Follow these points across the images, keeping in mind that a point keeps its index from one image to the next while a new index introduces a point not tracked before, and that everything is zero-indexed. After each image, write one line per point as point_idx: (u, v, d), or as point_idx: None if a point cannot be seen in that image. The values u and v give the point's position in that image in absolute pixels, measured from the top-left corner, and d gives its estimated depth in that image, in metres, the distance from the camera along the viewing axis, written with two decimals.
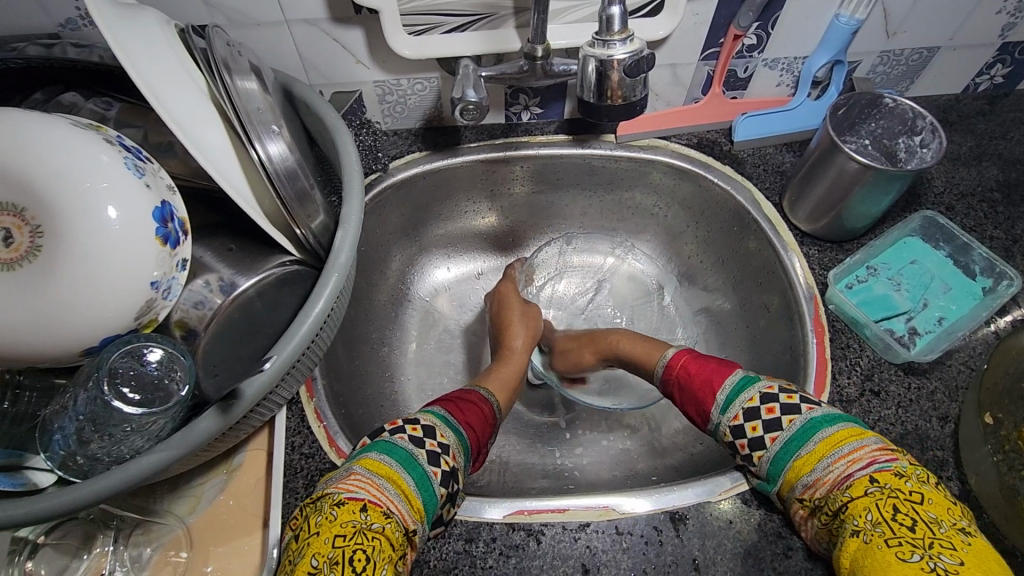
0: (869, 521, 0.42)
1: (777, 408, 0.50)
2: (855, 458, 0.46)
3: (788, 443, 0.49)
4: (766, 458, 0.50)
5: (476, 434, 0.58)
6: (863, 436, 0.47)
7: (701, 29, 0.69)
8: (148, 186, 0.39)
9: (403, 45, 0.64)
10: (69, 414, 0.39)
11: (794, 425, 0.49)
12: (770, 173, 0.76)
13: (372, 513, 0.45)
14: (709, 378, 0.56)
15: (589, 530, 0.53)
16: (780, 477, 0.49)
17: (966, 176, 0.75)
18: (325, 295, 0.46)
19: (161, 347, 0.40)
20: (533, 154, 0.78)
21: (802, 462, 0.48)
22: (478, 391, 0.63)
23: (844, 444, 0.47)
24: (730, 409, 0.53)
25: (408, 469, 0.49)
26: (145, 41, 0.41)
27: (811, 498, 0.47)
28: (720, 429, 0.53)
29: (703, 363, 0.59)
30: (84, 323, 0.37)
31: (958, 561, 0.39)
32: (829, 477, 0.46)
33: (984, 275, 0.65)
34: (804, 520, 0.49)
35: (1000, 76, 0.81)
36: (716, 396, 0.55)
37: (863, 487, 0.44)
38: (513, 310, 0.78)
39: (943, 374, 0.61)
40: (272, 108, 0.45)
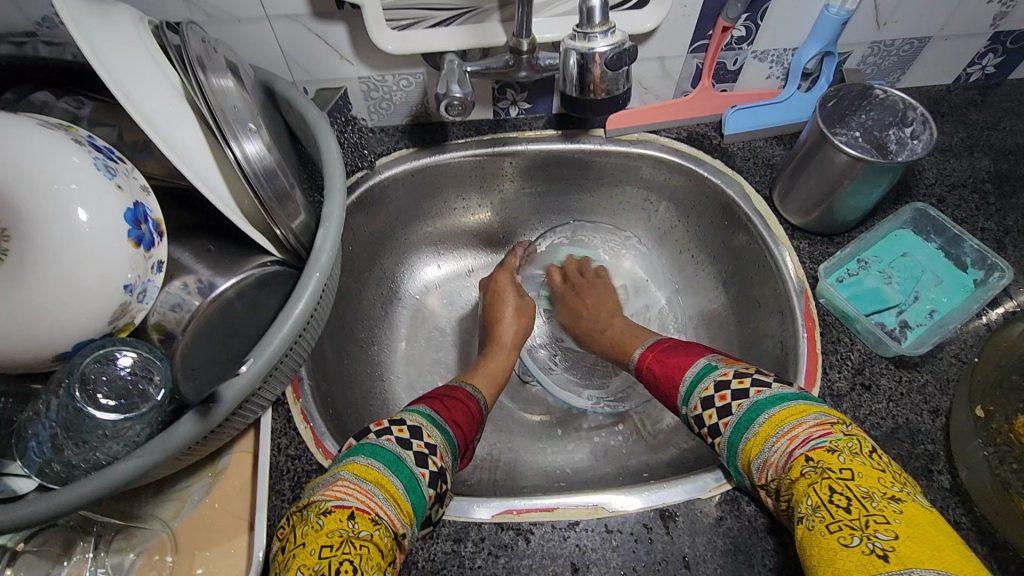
0: (810, 506, 0.42)
1: (729, 394, 0.51)
2: (793, 437, 0.46)
3: (737, 426, 0.50)
4: (724, 442, 0.51)
5: (462, 433, 0.57)
6: (801, 412, 0.47)
7: (688, 21, 0.68)
8: (120, 187, 0.38)
9: (388, 40, 0.62)
10: (44, 421, 0.38)
11: (743, 408, 0.50)
12: (760, 166, 0.76)
13: (360, 520, 0.44)
14: (675, 371, 0.59)
15: (578, 529, 0.53)
16: (738, 462, 0.50)
17: (958, 167, 0.74)
18: (306, 295, 0.45)
19: (135, 351, 0.39)
20: (521, 149, 0.77)
21: (750, 445, 0.48)
22: (464, 388, 0.63)
23: (783, 424, 0.47)
24: (691, 397, 0.55)
25: (396, 471, 0.49)
26: (116, 38, 0.40)
27: (767, 483, 0.47)
28: (687, 417, 0.55)
29: (664, 357, 0.61)
30: (56, 327, 0.37)
31: (893, 537, 0.38)
32: (774, 459, 0.46)
33: (975, 267, 0.65)
34: (766, 505, 0.48)
35: (992, 66, 0.80)
36: (681, 384, 0.57)
37: (800, 467, 0.44)
38: (505, 303, 0.77)
39: (934, 367, 0.60)
40: (248, 106, 0.44)
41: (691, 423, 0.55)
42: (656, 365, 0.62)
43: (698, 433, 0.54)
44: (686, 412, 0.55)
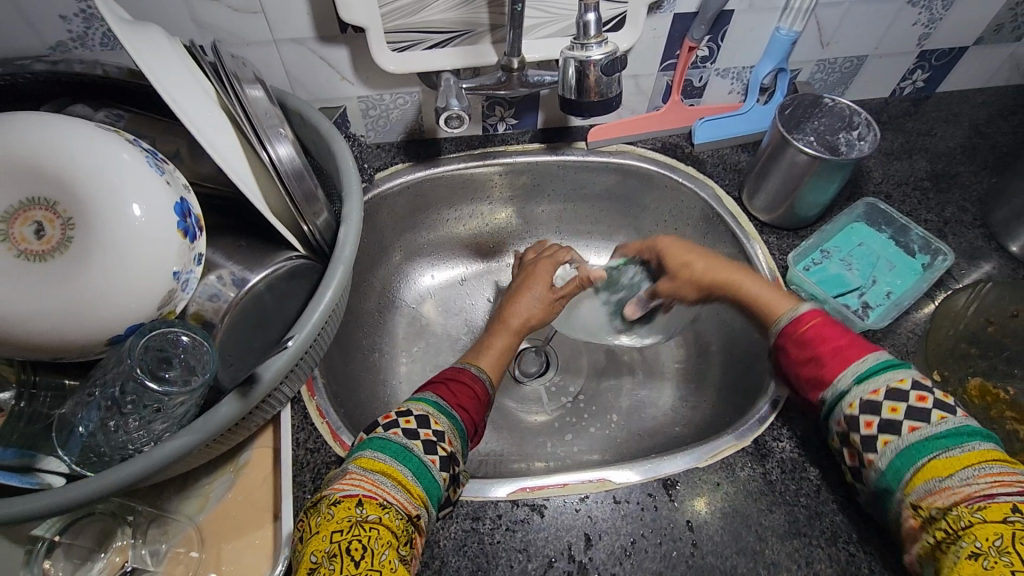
0: (996, 548, 0.40)
1: (901, 408, 0.48)
2: (999, 480, 0.42)
3: (915, 448, 0.46)
4: (892, 446, 0.47)
5: (470, 416, 0.60)
6: (1005, 459, 0.44)
7: (658, 42, 0.76)
8: (168, 182, 0.42)
9: (388, 61, 0.68)
10: (98, 399, 0.42)
11: (917, 433, 0.46)
12: (729, 171, 0.83)
13: (368, 507, 0.47)
14: (844, 346, 0.53)
15: (589, 501, 0.56)
16: (906, 474, 0.46)
17: (900, 168, 0.83)
18: (334, 284, 0.48)
19: (189, 334, 0.41)
20: (510, 161, 0.83)
21: (931, 469, 0.45)
22: (469, 369, 0.65)
23: (991, 462, 0.43)
24: (867, 384, 0.50)
25: (405, 461, 0.50)
26: (158, 54, 0.44)
27: (927, 507, 0.44)
28: (846, 398, 0.51)
29: (835, 330, 0.54)
30: (111, 314, 0.39)
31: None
32: (964, 490, 0.43)
33: (922, 253, 0.73)
34: (913, 532, 0.45)
35: (921, 81, 0.90)
36: (851, 366, 0.52)
37: (1004, 513, 0.41)
38: (533, 290, 0.75)
39: (895, 340, 0.67)
40: (277, 114, 0.49)
41: (852, 408, 0.50)
42: (815, 328, 0.55)
43: (857, 420, 0.49)
44: (846, 394, 0.51)
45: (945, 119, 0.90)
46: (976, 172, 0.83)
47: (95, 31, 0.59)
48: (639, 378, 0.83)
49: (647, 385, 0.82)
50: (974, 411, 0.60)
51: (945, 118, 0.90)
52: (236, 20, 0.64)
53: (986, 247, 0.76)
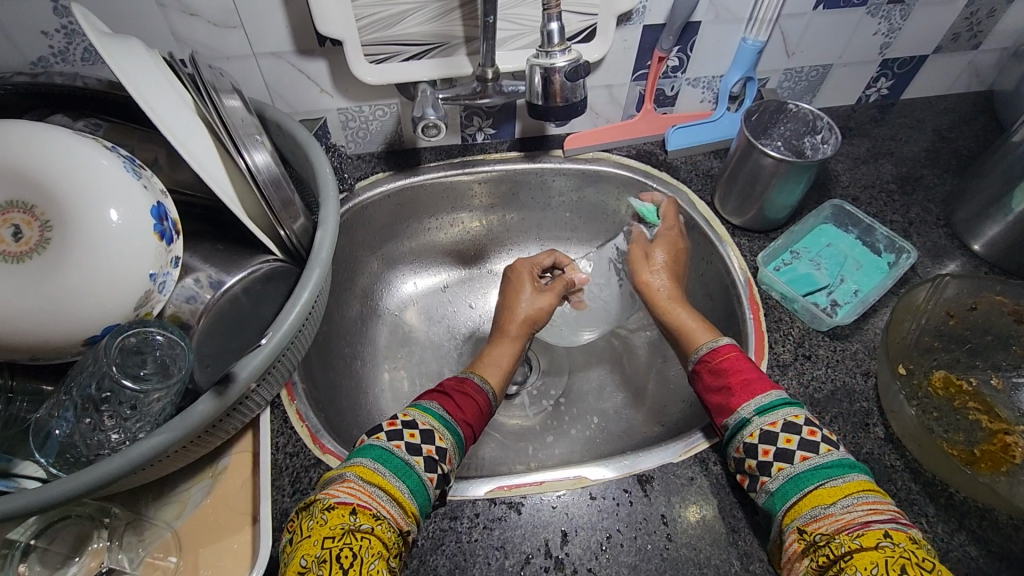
0: (873, 573, 0.42)
1: (772, 450, 0.52)
2: (876, 511, 0.46)
3: (790, 479, 0.50)
4: (786, 472, 0.51)
5: (471, 430, 0.60)
6: (880, 494, 0.48)
7: (629, 53, 0.78)
8: (145, 187, 0.43)
9: (366, 73, 0.71)
10: (78, 395, 0.43)
11: (783, 473, 0.51)
12: (701, 177, 0.86)
13: (361, 515, 0.47)
14: (750, 380, 0.57)
15: (565, 498, 0.57)
16: (794, 498, 0.49)
17: (866, 171, 0.86)
18: (310, 284, 0.50)
19: (165, 334, 0.42)
20: (489, 170, 0.85)
21: (815, 496, 0.48)
22: (471, 379, 0.64)
23: (869, 494, 0.47)
24: (766, 416, 0.54)
25: (403, 477, 0.51)
26: (134, 64, 0.46)
27: (813, 533, 0.47)
28: (747, 427, 0.54)
29: (746, 369, 0.58)
30: (87, 315, 0.40)
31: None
32: (846, 517, 0.46)
33: (887, 252, 0.75)
34: (797, 560, 0.47)
35: (886, 88, 0.94)
36: (754, 398, 0.55)
37: (875, 538, 0.44)
38: (522, 293, 0.76)
39: (862, 336, 0.69)
40: (254, 122, 0.50)
41: (751, 437, 0.53)
42: (729, 362, 0.59)
43: (755, 448, 0.53)
44: (748, 423, 0.54)
45: (909, 125, 0.93)
46: (939, 175, 0.86)
47: (77, 46, 0.61)
48: (619, 381, 0.85)
49: (626, 387, 0.84)
50: (944, 404, 0.63)
51: (909, 124, 0.93)
52: (215, 35, 0.65)
53: (950, 246, 0.78)
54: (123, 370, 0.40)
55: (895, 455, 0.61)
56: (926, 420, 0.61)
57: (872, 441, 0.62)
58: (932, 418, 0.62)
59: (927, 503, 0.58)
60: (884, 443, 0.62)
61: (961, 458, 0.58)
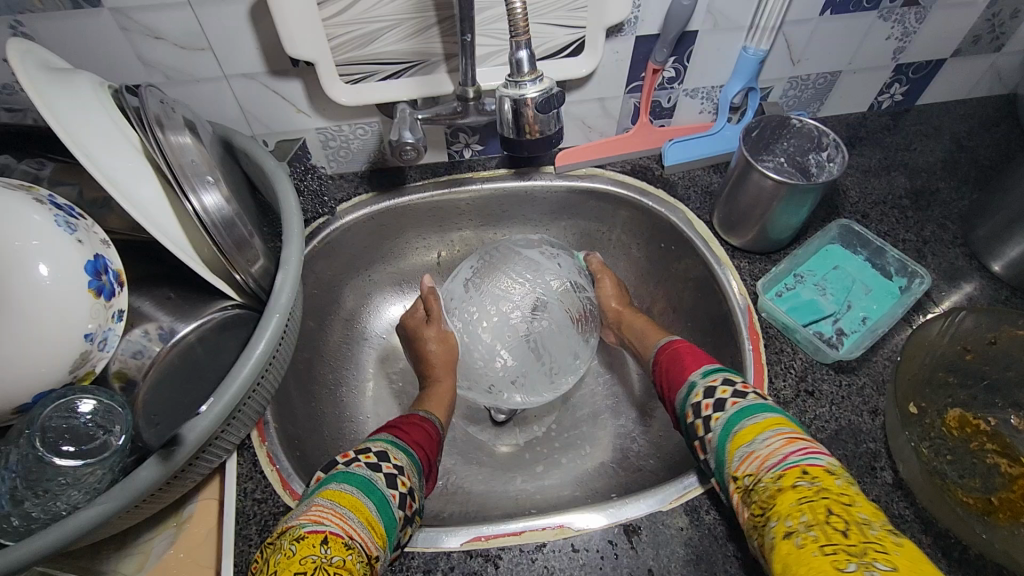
0: (803, 524, 0.40)
1: (712, 403, 0.53)
2: (789, 446, 0.45)
3: (727, 420, 0.50)
4: (721, 420, 0.51)
5: (424, 452, 0.58)
6: (798, 429, 0.48)
7: (622, 64, 0.74)
8: (80, 241, 0.45)
9: (341, 93, 0.67)
10: (3, 473, 0.41)
11: (720, 422, 0.51)
12: (700, 194, 0.81)
13: (333, 545, 0.42)
14: (700, 357, 0.60)
15: (546, 550, 0.54)
16: (727, 450, 0.49)
17: (877, 185, 0.81)
18: (267, 335, 0.48)
19: (95, 398, 0.44)
20: (475, 189, 0.81)
21: (745, 433, 0.49)
22: (417, 412, 0.64)
23: (782, 427, 0.48)
24: (708, 376, 0.56)
25: (369, 493, 0.48)
26: (76, 104, 0.44)
27: (744, 477, 0.46)
28: (694, 388, 0.55)
29: (697, 352, 0.62)
30: (23, 367, 0.42)
31: (892, 567, 0.36)
32: (763, 454, 0.46)
33: (898, 275, 0.70)
34: (738, 512, 0.47)
35: (900, 94, 0.88)
36: (699, 367, 0.58)
37: (794, 477, 0.43)
38: (425, 338, 0.76)
39: (870, 369, 0.65)
40: (206, 159, 0.48)
41: (697, 396, 0.55)
42: (684, 348, 0.63)
43: (699, 406, 0.54)
44: (694, 385, 0.56)
45: (925, 133, 0.87)
46: (957, 188, 0.80)
47: None
48: (613, 407, 0.81)
49: (621, 415, 0.80)
50: (959, 445, 0.58)
51: (925, 132, 0.87)
52: (182, 58, 0.62)
53: (967, 267, 0.73)
54: (50, 442, 0.42)
55: (904, 503, 0.57)
56: (937, 464, 0.57)
57: (878, 487, 0.57)
58: (946, 462, 0.57)
59: (939, 558, 0.53)
60: (892, 490, 0.57)
61: (977, 508, 0.54)
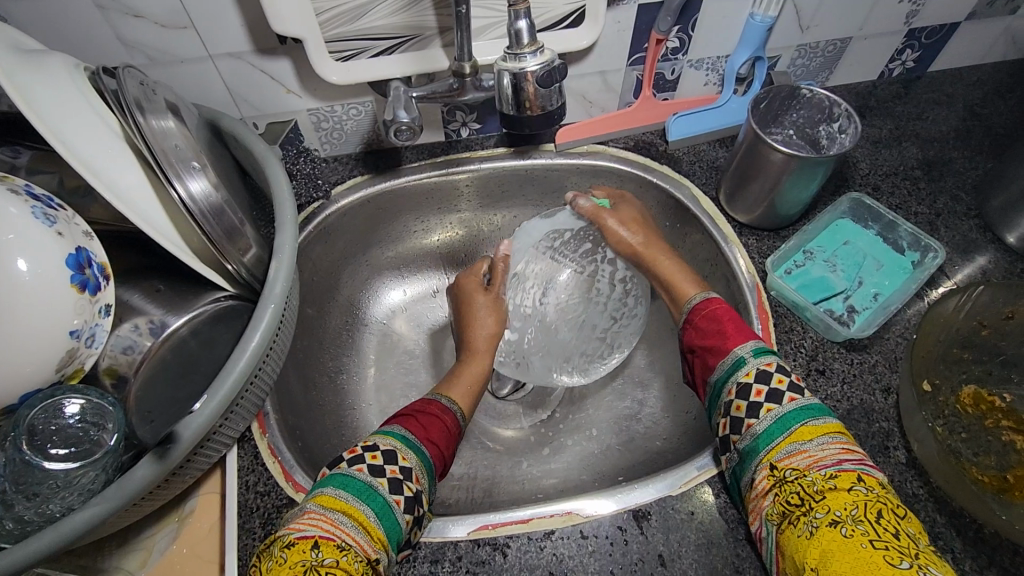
0: (852, 517, 0.40)
1: (765, 391, 0.49)
2: (848, 454, 0.44)
3: (785, 415, 0.47)
4: (777, 412, 0.48)
5: (438, 449, 0.56)
6: (854, 442, 0.47)
7: (624, 35, 0.71)
8: (60, 234, 0.43)
9: (332, 72, 0.64)
10: None
11: (774, 413, 0.48)
12: (705, 169, 0.79)
13: (324, 550, 0.42)
14: (737, 327, 0.55)
15: (554, 538, 0.53)
16: (777, 437, 0.47)
17: (888, 157, 0.78)
18: (261, 326, 0.47)
19: (83, 398, 0.43)
20: (475, 169, 0.79)
21: (803, 431, 0.46)
22: (438, 400, 0.60)
23: (841, 436, 0.46)
24: (761, 357, 0.51)
25: (368, 499, 0.47)
26: (49, 87, 0.42)
27: (785, 469, 0.45)
28: (744, 366, 0.51)
29: (737, 318, 0.56)
30: (6, 366, 0.40)
31: (944, 574, 0.37)
32: (819, 456, 0.45)
33: (911, 250, 0.68)
34: (763, 496, 0.46)
35: (911, 61, 0.85)
36: (745, 342, 0.53)
37: (851, 481, 0.42)
38: (478, 304, 0.70)
39: (883, 347, 0.63)
40: (191, 144, 0.46)
41: (748, 376, 0.50)
42: (724, 311, 0.56)
43: (748, 388, 0.50)
44: (745, 363, 0.51)
45: (936, 101, 0.84)
46: (970, 157, 0.78)
47: None
48: (619, 389, 0.80)
49: (626, 398, 0.79)
50: (974, 424, 0.57)
51: (937, 100, 0.84)
52: (164, 37, 0.59)
53: (981, 240, 0.71)
54: (37, 445, 0.41)
55: (918, 482, 0.56)
56: (951, 442, 0.56)
57: (891, 466, 0.56)
58: (960, 440, 0.57)
59: (953, 537, 0.53)
60: (906, 469, 0.56)
61: (991, 487, 0.53)
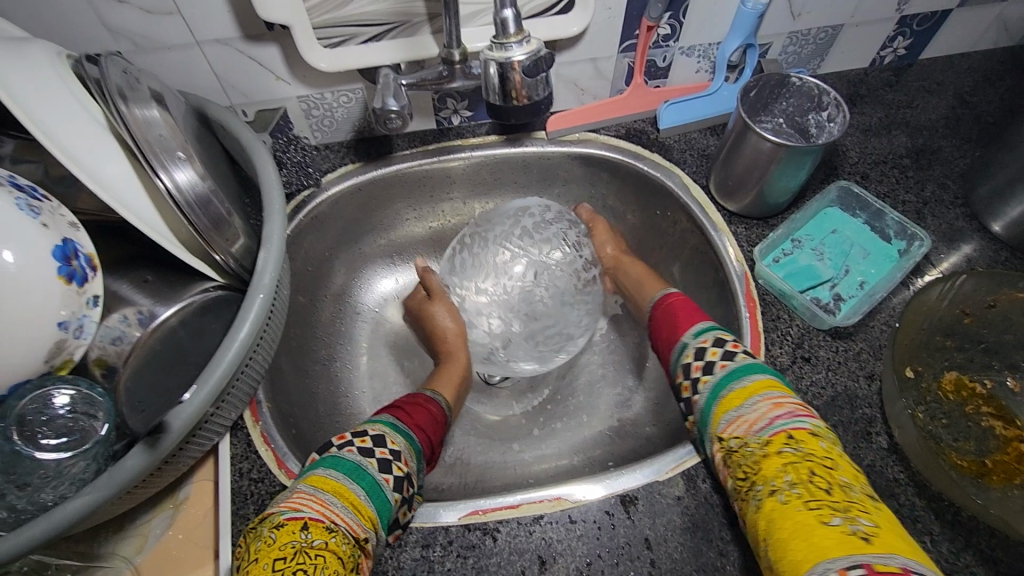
0: (786, 482, 0.42)
1: (720, 351, 0.53)
2: (777, 410, 0.46)
3: (730, 373, 0.51)
4: (702, 398, 0.52)
5: (426, 435, 0.58)
6: (785, 390, 0.48)
7: (614, 22, 0.70)
8: (45, 225, 0.44)
9: (320, 57, 0.63)
10: None
11: (731, 365, 0.51)
12: (697, 157, 0.79)
13: (313, 530, 0.43)
14: (684, 315, 0.60)
15: (543, 522, 0.54)
16: (715, 410, 0.49)
17: (878, 145, 0.79)
18: (252, 315, 0.47)
19: (73, 390, 0.45)
20: (464, 157, 0.78)
21: (733, 397, 0.49)
22: (423, 392, 0.63)
23: (771, 390, 0.48)
24: (701, 336, 0.56)
25: (357, 479, 0.48)
26: (32, 76, 0.42)
27: (729, 439, 0.47)
28: (685, 349, 0.56)
29: (691, 307, 0.61)
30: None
31: (873, 525, 0.38)
32: (751, 421, 0.46)
33: (897, 238, 0.69)
34: (721, 469, 0.48)
35: (903, 48, 0.85)
36: (692, 326, 0.58)
37: (779, 444, 0.44)
38: (435, 313, 0.76)
39: (868, 334, 0.64)
40: (177, 134, 0.46)
41: (689, 355, 0.55)
42: (679, 303, 0.62)
43: (688, 366, 0.54)
44: (686, 345, 0.56)
45: (928, 89, 0.84)
46: (959, 146, 0.78)
47: None
48: (609, 376, 0.81)
49: (616, 384, 0.80)
50: (955, 409, 0.58)
51: (928, 88, 0.84)
52: (149, 23, 0.58)
53: (968, 228, 0.72)
54: (28, 435, 0.42)
55: (899, 467, 0.57)
56: (932, 428, 0.57)
57: (874, 452, 0.57)
58: (941, 426, 0.57)
59: (932, 519, 0.54)
60: (887, 454, 0.57)
61: (970, 471, 0.54)
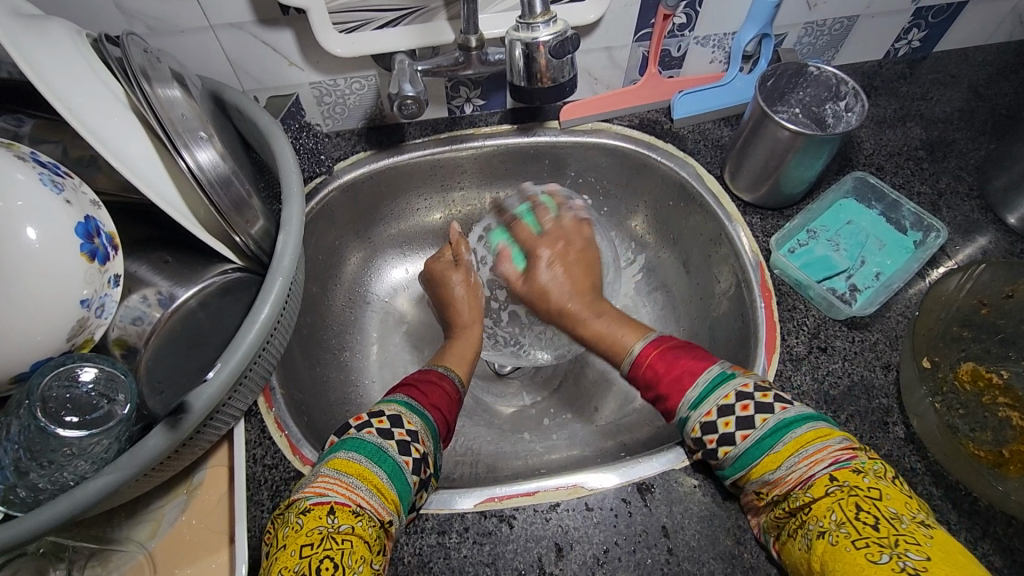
0: (833, 522, 0.42)
1: (751, 404, 0.49)
2: (816, 460, 0.45)
3: (761, 440, 0.48)
4: (733, 454, 0.49)
5: (442, 414, 0.56)
6: (827, 435, 0.47)
7: (630, 10, 0.70)
8: (68, 202, 0.44)
9: (335, 44, 0.63)
10: (6, 445, 0.42)
11: (767, 422, 0.48)
12: (710, 148, 0.78)
13: (339, 515, 0.43)
14: (681, 375, 0.53)
15: (560, 509, 0.54)
16: (750, 467, 0.48)
17: (892, 136, 0.78)
18: (271, 296, 0.47)
19: (97, 366, 0.44)
20: (476, 147, 0.78)
21: (769, 460, 0.47)
22: (436, 369, 0.62)
23: (808, 444, 0.46)
24: (702, 406, 0.51)
25: (379, 461, 0.47)
26: (55, 54, 0.42)
27: (770, 494, 0.47)
28: (688, 423, 0.51)
29: (670, 363, 0.54)
30: (17, 333, 0.42)
31: (925, 557, 0.38)
32: (791, 477, 0.46)
33: (913, 230, 0.69)
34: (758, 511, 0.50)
35: (917, 40, 0.84)
36: (686, 393, 0.52)
37: (823, 487, 0.44)
38: (453, 282, 0.74)
39: (883, 325, 0.64)
40: (198, 114, 0.46)
41: (694, 432, 0.51)
42: (656, 363, 0.54)
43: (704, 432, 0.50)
44: (688, 419, 0.51)
45: (942, 81, 0.84)
46: (973, 138, 0.78)
47: None
48: None
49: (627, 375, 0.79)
50: (971, 399, 0.58)
51: (942, 80, 0.84)
52: (164, 5, 0.58)
53: (983, 220, 0.71)
54: (50, 413, 0.41)
55: (916, 457, 0.57)
56: (949, 418, 0.57)
57: (890, 442, 0.57)
58: (957, 416, 0.57)
59: (950, 509, 0.54)
60: (904, 445, 0.57)
61: (987, 461, 0.54)
